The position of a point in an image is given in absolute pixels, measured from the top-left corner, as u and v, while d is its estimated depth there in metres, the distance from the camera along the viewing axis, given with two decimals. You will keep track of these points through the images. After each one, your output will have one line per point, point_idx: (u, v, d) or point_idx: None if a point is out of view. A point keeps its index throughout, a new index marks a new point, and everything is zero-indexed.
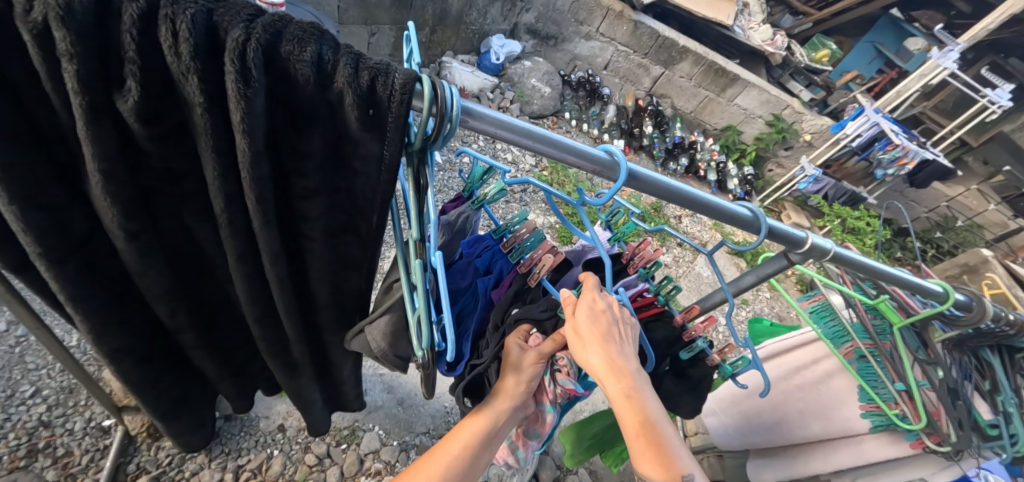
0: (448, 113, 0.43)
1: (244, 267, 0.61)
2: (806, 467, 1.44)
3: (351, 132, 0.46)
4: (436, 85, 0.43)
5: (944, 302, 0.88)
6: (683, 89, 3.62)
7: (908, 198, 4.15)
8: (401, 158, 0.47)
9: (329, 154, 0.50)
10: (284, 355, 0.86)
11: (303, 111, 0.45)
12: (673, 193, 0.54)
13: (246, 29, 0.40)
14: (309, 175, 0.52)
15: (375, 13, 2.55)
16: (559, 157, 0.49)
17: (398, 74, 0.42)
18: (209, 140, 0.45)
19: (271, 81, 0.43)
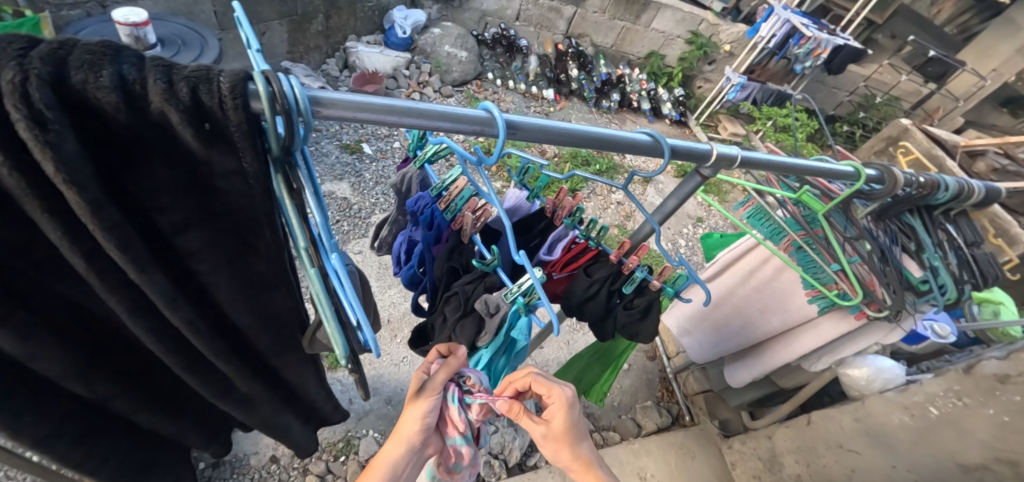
0: (294, 107, 0.40)
1: (145, 319, 0.57)
2: (775, 359, 1.54)
3: (196, 154, 0.43)
4: (270, 80, 0.39)
5: (857, 180, 0.92)
6: (599, 24, 3.57)
7: (829, 86, 4.34)
8: (266, 167, 0.45)
9: (185, 180, 0.47)
10: (235, 392, 0.83)
11: (133, 144, 0.42)
12: (567, 135, 0.52)
13: (21, 65, 0.33)
14: (173, 206, 0.48)
15: (258, 10, 2.34)
16: (433, 128, 0.46)
17: (223, 78, 0.38)
18: (34, 199, 0.40)
19: (77, 118, 0.38)
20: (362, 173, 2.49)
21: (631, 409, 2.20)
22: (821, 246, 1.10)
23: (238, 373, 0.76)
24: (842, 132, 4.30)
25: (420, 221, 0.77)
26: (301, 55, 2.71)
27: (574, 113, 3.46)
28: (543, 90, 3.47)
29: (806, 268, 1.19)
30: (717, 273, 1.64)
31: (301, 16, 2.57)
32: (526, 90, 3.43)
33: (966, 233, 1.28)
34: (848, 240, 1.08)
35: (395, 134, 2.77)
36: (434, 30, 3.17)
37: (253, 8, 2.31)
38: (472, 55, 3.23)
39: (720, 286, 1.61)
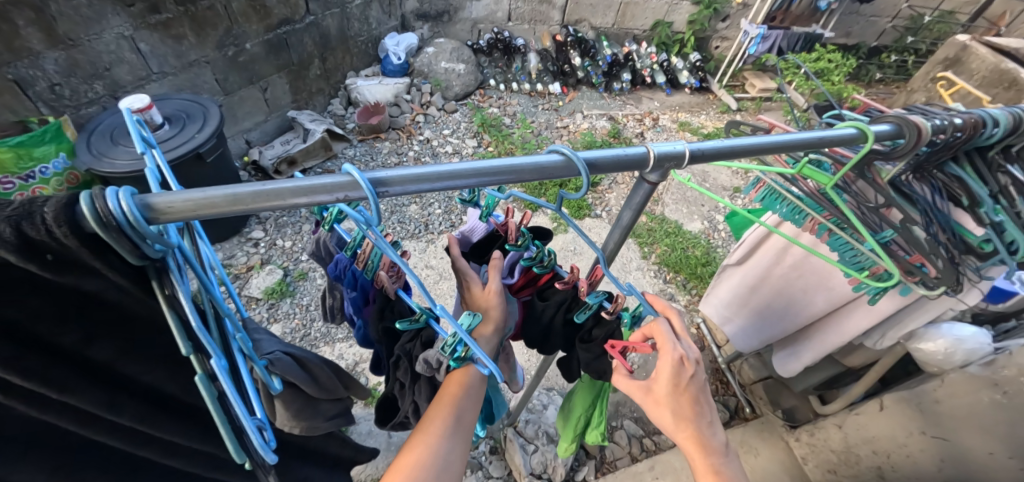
0: (141, 236, 0.40)
1: (98, 426, 0.57)
2: (828, 342, 1.34)
3: (95, 288, 0.45)
4: (96, 205, 0.37)
5: (865, 141, 0.75)
6: (595, 5, 3.39)
7: (868, 16, 3.74)
8: (136, 277, 0.46)
9: (98, 310, 0.49)
10: (231, 463, 0.84)
11: (29, 286, 0.43)
12: (467, 174, 0.48)
13: None
14: (101, 345, 0.52)
15: (256, 68, 2.44)
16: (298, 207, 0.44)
17: (46, 208, 0.37)
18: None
19: None
20: None
21: None
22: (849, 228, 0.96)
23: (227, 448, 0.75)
24: (890, 63, 3.83)
25: (344, 284, 0.77)
26: (306, 101, 2.81)
27: (585, 103, 3.34)
28: (549, 86, 3.36)
29: (843, 252, 1.05)
30: (746, 257, 1.45)
31: (298, 65, 2.65)
32: (531, 89, 3.34)
33: None
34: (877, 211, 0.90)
35: (404, 160, 2.75)
36: (428, 50, 3.16)
37: (252, 69, 2.43)
38: (470, 65, 3.19)
39: (753, 270, 1.44)
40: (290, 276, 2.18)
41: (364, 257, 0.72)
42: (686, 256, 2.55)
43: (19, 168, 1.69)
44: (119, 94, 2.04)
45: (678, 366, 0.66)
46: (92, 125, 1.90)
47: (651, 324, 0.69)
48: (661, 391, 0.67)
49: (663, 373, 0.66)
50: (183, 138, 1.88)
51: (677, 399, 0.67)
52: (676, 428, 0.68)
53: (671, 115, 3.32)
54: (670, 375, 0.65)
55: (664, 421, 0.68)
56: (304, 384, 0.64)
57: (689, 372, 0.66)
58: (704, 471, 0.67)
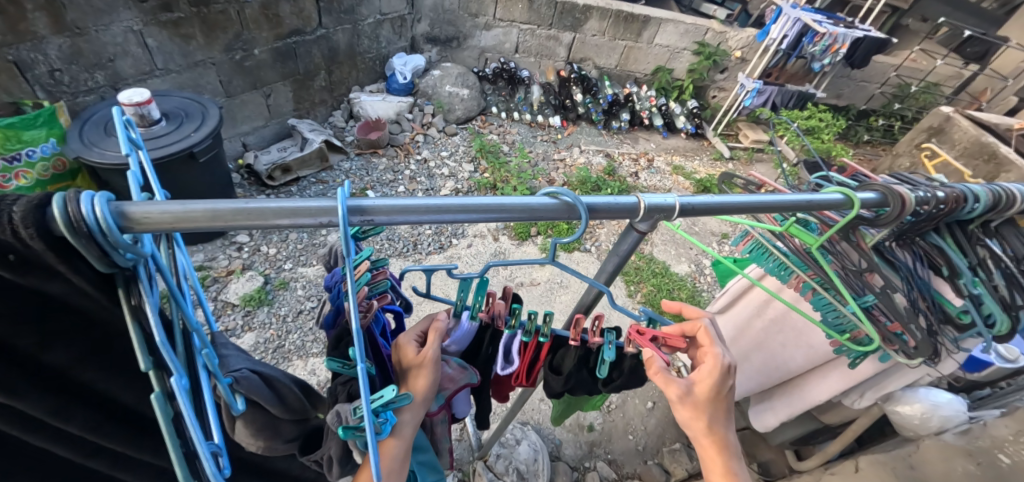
0: (111, 243, 0.39)
1: (43, 434, 0.56)
2: (806, 400, 1.33)
3: (57, 292, 0.44)
4: (66, 209, 0.36)
5: (851, 207, 0.77)
6: (600, 46, 3.50)
7: (857, 81, 3.92)
8: (100, 283, 0.44)
9: (60, 315, 0.47)
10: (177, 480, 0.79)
11: None
12: (456, 209, 0.47)
13: None
14: (56, 350, 0.49)
15: (261, 74, 2.46)
16: (279, 226, 0.43)
17: (15, 208, 0.36)
18: None
19: None
20: None
21: (659, 453, 1.98)
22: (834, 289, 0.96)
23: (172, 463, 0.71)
24: (877, 126, 3.97)
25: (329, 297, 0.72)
26: (308, 110, 2.83)
27: (583, 138, 3.41)
28: (549, 118, 3.43)
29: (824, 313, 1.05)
30: (731, 306, 1.48)
31: (304, 75, 2.67)
32: (531, 119, 3.40)
33: (1016, 246, 0.99)
34: (859, 276, 0.93)
35: (399, 178, 2.75)
36: (435, 73, 3.22)
37: (257, 74, 2.45)
38: (474, 91, 3.25)
39: (735, 319, 1.44)
40: (270, 284, 2.13)
41: (353, 276, 0.65)
42: (672, 298, 2.55)
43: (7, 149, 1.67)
44: (119, 86, 2.03)
45: (723, 368, 0.68)
46: (87, 114, 1.88)
47: (697, 326, 0.73)
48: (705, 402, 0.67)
49: (705, 379, 0.68)
50: (178, 135, 1.86)
51: (716, 405, 0.67)
52: (706, 427, 0.67)
53: (666, 158, 3.39)
54: (717, 372, 0.68)
55: (698, 418, 0.67)
56: (267, 404, 0.60)
57: (731, 380, 0.69)
58: (718, 470, 0.66)
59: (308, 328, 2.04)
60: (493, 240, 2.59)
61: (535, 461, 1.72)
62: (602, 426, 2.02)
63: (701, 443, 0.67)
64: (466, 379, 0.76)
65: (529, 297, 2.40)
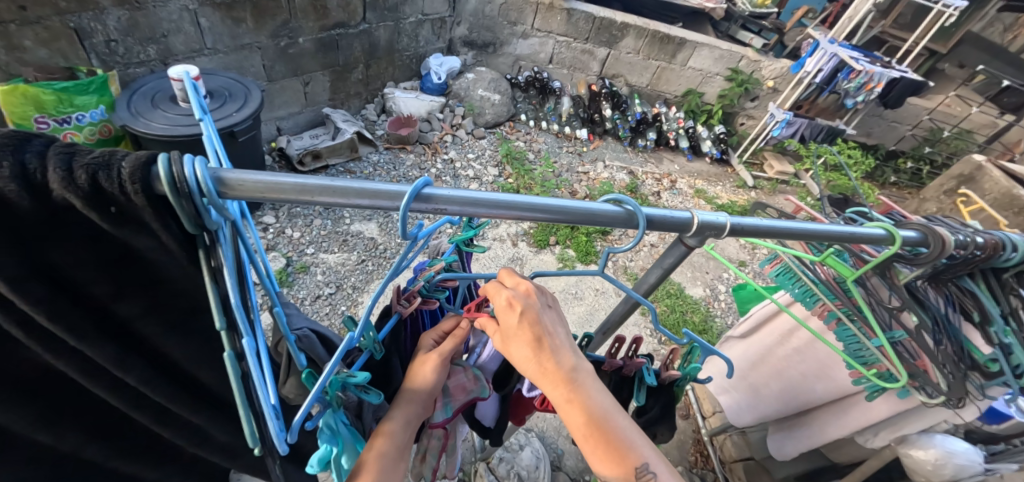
0: (196, 198, 0.40)
1: (100, 380, 0.59)
2: (825, 433, 1.33)
3: (139, 247, 0.46)
4: (170, 165, 0.39)
5: (892, 243, 0.77)
6: (633, 64, 3.53)
7: (889, 121, 3.89)
8: (180, 242, 0.46)
9: (138, 269, 0.50)
10: (200, 441, 0.82)
11: (86, 232, 0.44)
12: (527, 206, 0.48)
13: (42, 165, 0.38)
14: (128, 302, 0.52)
15: (303, 62, 2.53)
16: (347, 203, 0.43)
17: (124, 163, 0.39)
18: (34, 298, 0.44)
19: (60, 211, 0.41)
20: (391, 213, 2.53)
21: None
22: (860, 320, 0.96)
23: (201, 421, 0.74)
24: (905, 169, 3.91)
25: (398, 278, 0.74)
26: (342, 101, 2.89)
27: (608, 153, 3.42)
28: (576, 130, 3.45)
29: (848, 344, 1.07)
30: (752, 331, 1.50)
31: (342, 66, 2.73)
32: (559, 130, 3.43)
33: None
34: (891, 311, 0.92)
35: (425, 176, 2.79)
36: (469, 75, 3.28)
37: (298, 62, 2.51)
38: (505, 97, 3.29)
39: (755, 345, 1.46)
40: (291, 266, 2.17)
41: (422, 271, 0.68)
42: (684, 321, 2.54)
43: (58, 111, 1.75)
44: (169, 61, 2.10)
45: (515, 295, 0.57)
46: (137, 84, 1.95)
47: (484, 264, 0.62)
48: (511, 344, 0.57)
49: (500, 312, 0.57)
50: (221, 114, 1.92)
51: (524, 336, 0.56)
52: (527, 360, 0.57)
53: (688, 181, 3.39)
54: (505, 306, 0.57)
55: (513, 355, 0.58)
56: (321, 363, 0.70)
57: (535, 302, 0.58)
58: (559, 400, 0.55)
59: (324, 312, 2.07)
60: (511, 245, 2.61)
61: (537, 467, 1.72)
62: None
63: (531, 380, 0.56)
64: (477, 392, 0.74)
65: None
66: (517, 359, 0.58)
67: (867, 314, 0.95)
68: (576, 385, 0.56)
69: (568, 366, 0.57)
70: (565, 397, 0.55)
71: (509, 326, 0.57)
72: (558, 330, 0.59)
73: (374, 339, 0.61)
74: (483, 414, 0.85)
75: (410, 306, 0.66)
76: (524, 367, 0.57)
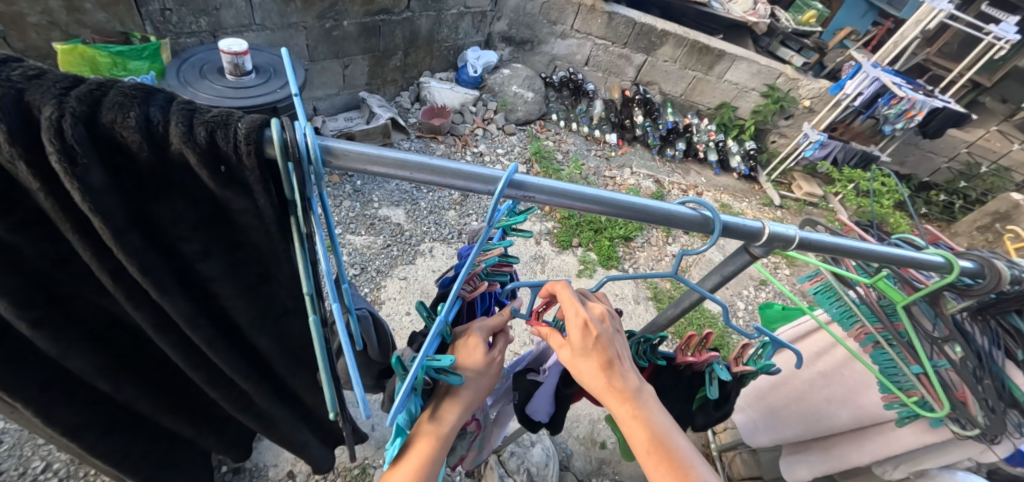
0: (305, 156, 0.39)
1: (167, 336, 0.60)
2: (844, 460, 1.32)
3: (233, 208, 0.46)
4: (283, 128, 0.38)
5: (950, 271, 0.76)
6: (669, 73, 3.51)
7: (925, 150, 3.80)
8: (275, 206, 0.45)
9: (226, 229, 0.50)
10: (241, 405, 0.83)
11: (188, 188, 0.44)
12: (614, 206, 0.49)
13: (163, 119, 0.38)
14: (211, 259, 0.53)
15: (345, 45, 2.56)
16: (443, 183, 0.44)
17: (241, 124, 0.38)
18: (132, 251, 0.44)
19: (170, 166, 0.41)
20: (418, 202, 2.55)
21: None
22: (902, 345, 0.96)
23: (249, 385, 0.75)
24: (937, 202, 3.80)
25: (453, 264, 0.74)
26: (378, 87, 2.92)
27: (636, 160, 3.41)
28: (606, 134, 3.45)
29: (884, 368, 1.06)
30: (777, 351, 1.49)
31: (382, 52, 2.76)
32: (588, 132, 3.43)
33: None
34: (936, 341, 0.90)
35: None
36: (504, 71, 3.29)
37: (340, 45, 2.54)
38: (538, 95, 3.29)
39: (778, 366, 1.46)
40: None
41: (480, 257, 0.66)
42: (701, 334, 2.52)
43: (111, 73, 1.81)
44: (218, 34, 2.14)
45: (589, 319, 0.61)
46: (187, 54, 1.99)
47: (552, 284, 0.65)
48: (579, 361, 0.61)
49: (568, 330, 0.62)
50: (266, 89, 1.94)
51: (591, 354, 0.60)
52: (596, 379, 0.60)
53: (715, 194, 3.36)
54: (579, 329, 0.60)
55: (581, 376, 0.61)
56: (372, 347, 0.75)
57: (600, 324, 0.62)
58: (624, 416, 0.59)
59: None
60: (533, 243, 2.62)
61: (546, 465, 1.72)
62: (614, 445, 1.96)
63: (596, 397, 0.60)
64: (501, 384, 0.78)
65: None
66: (582, 377, 0.61)
67: (912, 340, 0.94)
68: (641, 403, 0.60)
69: (634, 387, 0.60)
70: (630, 414, 0.59)
71: (577, 344, 0.61)
72: (623, 352, 0.63)
73: (448, 323, 0.62)
74: (536, 410, 0.86)
75: (473, 291, 0.68)
76: (591, 385, 0.61)
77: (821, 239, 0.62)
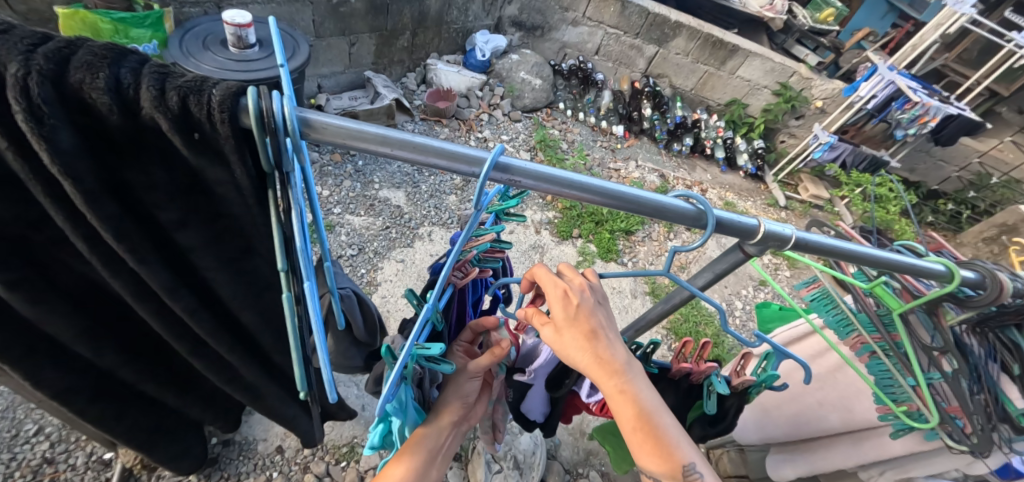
0: (281, 128, 0.38)
1: (148, 305, 0.60)
2: (829, 462, 1.32)
3: (210, 179, 0.45)
4: (260, 98, 0.37)
5: (950, 281, 0.74)
6: (681, 66, 3.45)
7: (936, 158, 3.75)
8: (252, 178, 0.44)
9: (204, 200, 0.49)
10: (225, 378, 0.83)
11: (163, 154, 0.43)
12: (602, 192, 0.47)
13: (136, 82, 0.36)
14: (190, 230, 0.52)
15: (352, 22, 2.52)
16: (425, 163, 0.42)
17: (216, 91, 0.37)
18: (103, 218, 0.44)
19: (142, 130, 0.40)
20: (419, 185, 2.53)
21: None
22: (897, 356, 0.95)
23: (232, 358, 0.75)
24: (944, 210, 3.75)
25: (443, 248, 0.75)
26: (385, 67, 2.88)
27: (642, 153, 3.37)
28: (612, 126, 3.40)
29: (880, 379, 1.04)
30: None
31: (390, 31, 2.72)
32: (595, 123, 3.38)
33: None
34: (930, 351, 0.89)
35: None
36: (513, 57, 3.23)
37: (347, 22, 2.50)
38: (546, 83, 3.24)
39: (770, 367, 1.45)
40: None
41: (471, 243, 0.65)
42: (697, 331, 2.51)
43: (113, 40, 1.78)
44: (222, 5, 2.11)
45: (571, 289, 0.60)
46: (190, 24, 1.96)
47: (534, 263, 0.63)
48: (565, 338, 0.59)
49: (554, 304, 0.60)
50: (269, 63, 1.92)
51: (578, 328, 0.59)
52: (579, 355, 0.59)
53: (719, 192, 3.33)
54: (561, 300, 0.59)
55: (563, 352, 0.60)
56: (358, 328, 0.77)
57: (586, 298, 0.60)
58: (611, 391, 0.58)
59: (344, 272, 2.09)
60: (533, 232, 2.60)
61: (534, 452, 1.73)
62: None
63: (583, 373, 0.59)
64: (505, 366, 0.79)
65: None
66: (568, 354, 0.60)
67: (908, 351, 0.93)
68: (628, 377, 0.59)
69: (622, 362, 0.60)
70: (618, 389, 0.58)
71: (563, 318, 0.59)
72: (611, 328, 0.62)
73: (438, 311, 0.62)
74: (531, 409, 0.88)
75: (464, 277, 0.67)
76: (578, 362, 0.59)
77: (819, 241, 0.60)
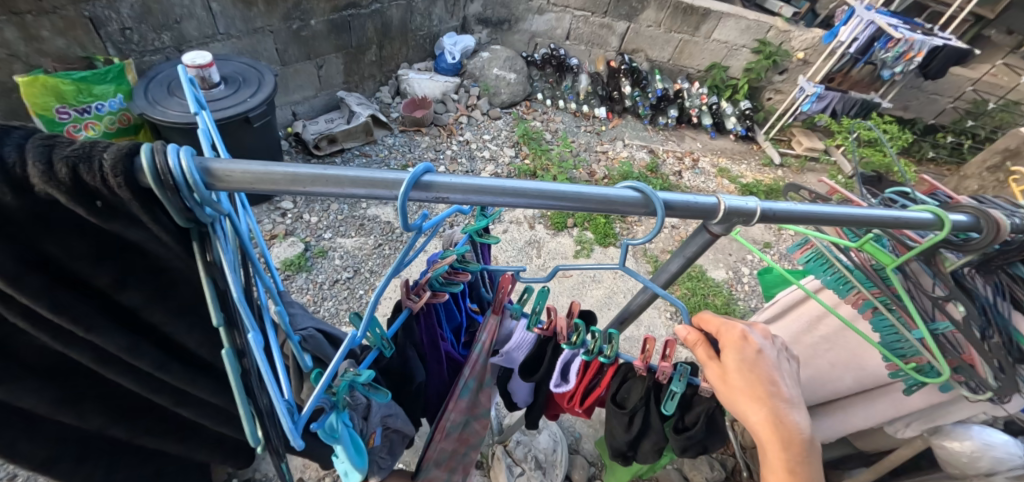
0: (183, 183, 0.36)
1: (113, 368, 0.59)
2: (851, 424, 1.29)
3: (133, 239, 0.43)
4: (155, 156, 0.35)
5: (940, 228, 0.71)
6: (654, 38, 3.39)
7: (929, 92, 3.65)
8: (173, 234, 0.43)
9: (138, 260, 0.48)
10: (213, 424, 0.82)
11: (74, 221, 0.42)
12: (537, 194, 0.44)
13: (24, 158, 0.35)
14: (133, 292, 0.50)
15: (316, 45, 2.50)
16: (342, 194, 0.40)
17: (106, 155, 0.35)
18: (31, 297, 0.43)
19: (42, 201, 0.38)
20: None
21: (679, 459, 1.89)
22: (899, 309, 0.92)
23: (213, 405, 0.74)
24: (944, 144, 3.67)
25: None
26: (356, 84, 2.86)
27: (627, 131, 3.32)
28: (594, 109, 3.35)
29: (885, 335, 1.00)
30: (776, 316, 1.44)
31: (355, 48, 2.70)
32: (576, 109, 3.34)
33: None
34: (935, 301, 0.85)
35: (440, 157, 2.76)
36: (484, 54, 3.20)
37: (311, 44, 2.48)
38: (520, 76, 3.21)
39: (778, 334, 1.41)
40: (310, 251, 2.20)
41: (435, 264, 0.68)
42: (705, 304, 2.47)
43: (77, 100, 1.78)
44: (183, 48, 2.11)
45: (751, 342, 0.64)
46: (153, 72, 1.95)
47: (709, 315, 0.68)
48: (742, 393, 0.62)
49: (735, 358, 0.63)
50: (235, 100, 1.91)
51: (757, 388, 0.62)
52: (754, 411, 0.61)
53: (711, 159, 3.28)
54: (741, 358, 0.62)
55: (738, 401, 0.62)
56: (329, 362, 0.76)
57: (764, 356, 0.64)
58: (778, 459, 0.60)
59: (342, 296, 2.09)
60: (528, 228, 2.58)
61: (554, 450, 1.71)
62: None
63: (754, 430, 0.61)
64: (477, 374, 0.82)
65: (560, 288, 2.37)
66: (739, 409, 0.63)
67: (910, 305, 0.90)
68: (796, 451, 0.61)
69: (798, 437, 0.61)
70: (785, 459, 0.60)
71: (740, 373, 0.62)
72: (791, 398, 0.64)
73: (382, 336, 0.64)
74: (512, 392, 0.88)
75: (420, 301, 0.67)
76: (748, 419, 0.62)
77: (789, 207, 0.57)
